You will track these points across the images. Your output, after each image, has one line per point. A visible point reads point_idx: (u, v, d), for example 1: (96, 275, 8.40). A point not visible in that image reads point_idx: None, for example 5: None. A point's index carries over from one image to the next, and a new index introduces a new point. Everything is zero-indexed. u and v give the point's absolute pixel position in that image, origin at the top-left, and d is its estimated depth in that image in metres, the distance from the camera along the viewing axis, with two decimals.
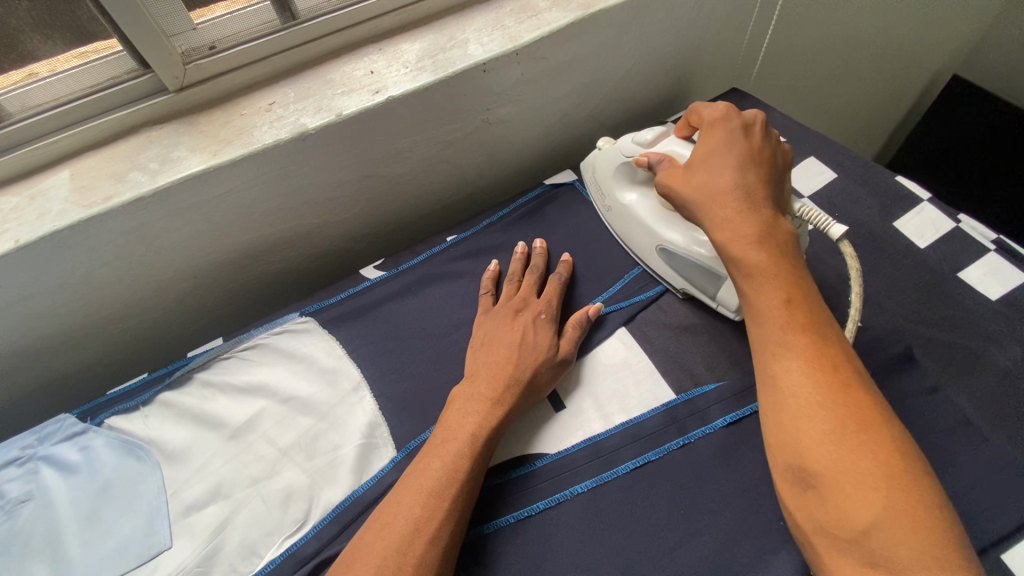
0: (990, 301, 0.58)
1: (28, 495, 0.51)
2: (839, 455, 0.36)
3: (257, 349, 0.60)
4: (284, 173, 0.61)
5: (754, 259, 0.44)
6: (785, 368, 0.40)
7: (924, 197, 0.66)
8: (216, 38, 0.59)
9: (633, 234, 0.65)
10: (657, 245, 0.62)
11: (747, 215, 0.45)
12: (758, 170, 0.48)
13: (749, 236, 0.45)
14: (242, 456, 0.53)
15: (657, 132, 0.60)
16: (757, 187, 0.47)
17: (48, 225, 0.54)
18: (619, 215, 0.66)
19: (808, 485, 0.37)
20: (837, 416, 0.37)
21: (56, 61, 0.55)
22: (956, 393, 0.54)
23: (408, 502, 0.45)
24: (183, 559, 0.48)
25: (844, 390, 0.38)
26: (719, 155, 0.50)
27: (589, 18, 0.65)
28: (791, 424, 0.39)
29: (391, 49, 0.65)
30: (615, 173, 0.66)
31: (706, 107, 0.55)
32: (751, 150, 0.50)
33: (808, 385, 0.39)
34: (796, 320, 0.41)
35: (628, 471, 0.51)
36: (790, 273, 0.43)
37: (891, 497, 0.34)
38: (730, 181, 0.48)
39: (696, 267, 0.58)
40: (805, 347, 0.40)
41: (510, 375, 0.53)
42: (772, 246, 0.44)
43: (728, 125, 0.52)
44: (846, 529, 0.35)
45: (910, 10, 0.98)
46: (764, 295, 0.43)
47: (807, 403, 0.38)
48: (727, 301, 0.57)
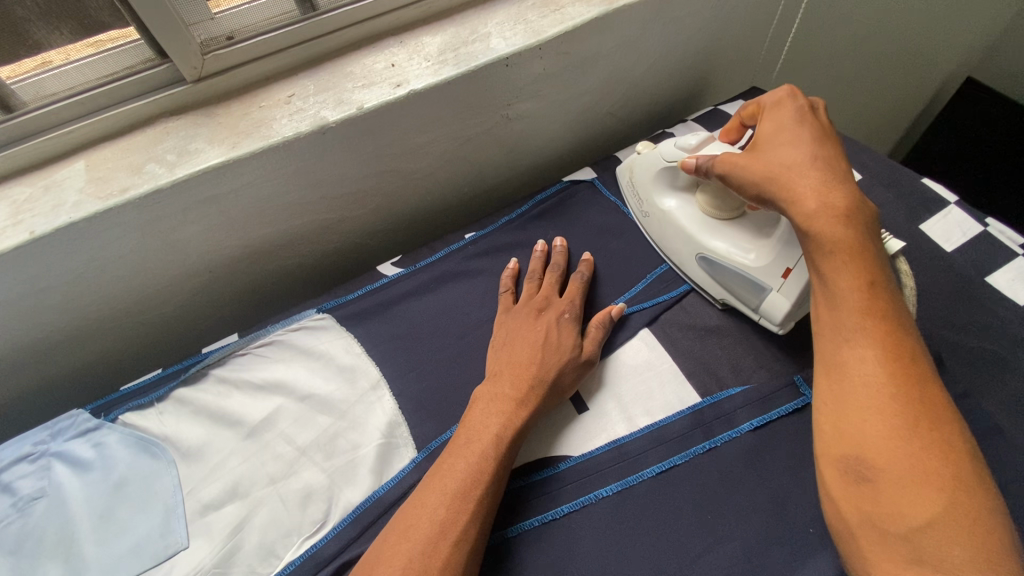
0: (1019, 306, 0.57)
1: (40, 492, 0.50)
2: (904, 451, 0.35)
3: (274, 346, 0.59)
4: (302, 167, 0.60)
5: (838, 236, 0.42)
6: (860, 352, 0.39)
7: (950, 200, 0.66)
8: (234, 29, 0.57)
9: (671, 241, 0.64)
10: (697, 253, 0.61)
11: (834, 191, 0.44)
12: (837, 153, 0.47)
13: (835, 211, 0.43)
14: (260, 454, 0.52)
15: (701, 137, 0.59)
16: (838, 168, 0.46)
17: (64, 217, 0.52)
18: (657, 222, 0.65)
19: (864, 477, 0.37)
20: (910, 409, 0.36)
21: (70, 50, 0.54)
22: (986, 399, 0.53)
23: (432, 503, 0.44)
24: (200, 559, 0.47)
25: (919, 383, 0.37)
26: (796, 133, 0.49)
27: (613, 13, 0.64)
28: (857, 414, 0.38)
29: (412, 42, 0.64)
30: (655, 179, 0.65)
31: (766, 95, 0.54)
32: (828, 134, 0.49)
33: (883, 373, 0.38)
34: (875, 306, 0.40)
35: (654, 475, 0.50)
36: (872, 256, 0.42)
37: (953, 498, 0.34)
38: (811, 157, 0.46)
39: (737, 278, 0.57)
40: (884, 334, 0.39)
41: (533, 375, 0.52)
42: (857, 225, 0.43)
43: (806, 106, 0.51)
44: (898, 525, 0.35)
45: (931, 10, 0.97)
46: (845, 274, 0.41)
47: (880, 391, 0.37)
48: (769, 314, 0.55)
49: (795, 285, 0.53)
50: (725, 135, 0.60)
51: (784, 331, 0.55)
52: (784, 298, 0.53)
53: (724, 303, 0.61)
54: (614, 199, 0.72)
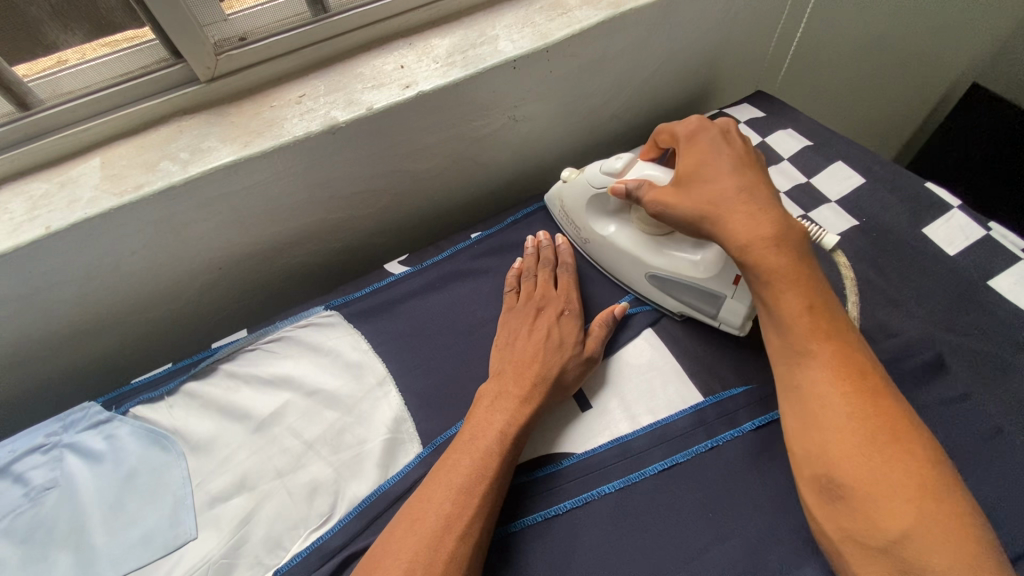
0: (1019, 310, 0.58)
1: (52, 482, 0.51)
2: (869, 466, 0.36)
3: (283, 342, 0.60)
4: (312, 166, 0.61)
5: (774, 265, 0.43)
6: (812, 378, 0.40)
7: (954, 204, 0.66)
8: (247, 30, 0.58)
9: (619, 264, 0.63)
10: (646, 272, 0.60)
11: (762, 220, 0.45)
12: (756, 173, 0.48)
13: (767, 238, 0.44)
14: (268, 448, 0.53)
15: (625, 160, 0.58)
16: (762, 189, 0.47)
17: (79, 212, 0.53)
18: (599, 247, 0.64)
19: (837, 496, 0.37)
20: (867, 428, 0.37)
21: (86, 50, 0.55)
22: (987, 402, 0.53)
23: (438, 497, 0.45)
24: (208, 549, 0.48)
25: (872, 398, 0.38)
26: (714, 160, 0.50)
27: (619, 17, 0.65)
28: (818, 436, 0.39)
29: (421, 44, 0.65)
30: (588, 207, 0.63)
31: (678, 124, 0.56)
32: (741, 154, 0.50)
33: (837, 397, 0.39)
34: (820, 329, 0.41)
35: (656, 472, 0.50)
36: (809, 278, 0.43)
37: (923, 507, 0.34)
38: (733, 185, 0.47)
39: (692, 290, 0.58)
40: (830, 356, 0.40)
41: (537, 372, 0.53)
42: (790, 249, 0.44)
43: (713, 130, 0.52)
44: (876, 539, 0.35)
45: (935, 16, 0.98)
46: (785, 304, 0.43)
47: (835, 414, 0.39)
48: (730, 320, 0.56)
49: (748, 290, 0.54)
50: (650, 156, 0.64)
51: (745, 332, 0.57)
52: (742, 304, 0.55)
53: (682, 313, 0.61)
54: None
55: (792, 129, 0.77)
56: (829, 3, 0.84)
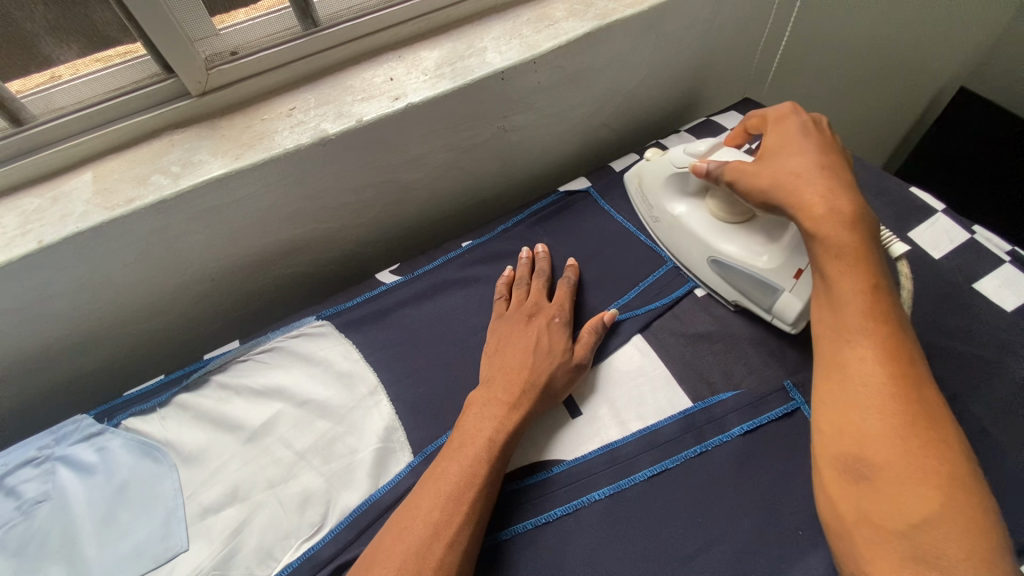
0: (1005, 312, 0.58)
1: (44, 495, 0.51)
2: (903, 449, 0.37)
3: (273, 353, 0.61)
4: (302, 178, 0.62)
5: (841, 240, 0.44)
6: (859, 354, 0.41)
7: (938, 208, 0.67)
8: (237, 45, 0.59)
9: (682, 243, 0.65)
10: (709, 256, 0.62)
11: (839, 197, 0.46)
12: (842, 165, 0.50)
13: (841, 217, 0.45)
14: (259, 458, 0.53)
15: (709, 144, 0.61)
16: (846, 178, 0.48)
17: (70, 226, 0.54)
18: (668, 226, 0.66)
19: (863, 473, 0.38)
20: (907, 410, 0.38)
21: (79, 65, 0.56)
22: (973, 403, 0.54)
23: (426, 505, 0.45)
24: (200, 560, 0.48)
25: (917, 385, 0.39)
26: (801, 143, 0.51)
27: (606, 28, 0.66)
28: (857, 411, 0.39)
29: (410, 56, 0.66)
30: (666, 184, 0.66)
31: (771, 108, 0.57)
32: (831, 145, 0.51)
33: (883, 376, 0.39)
34: (876, 310, 0.42)
35: (646, 478, 0.51)
36: (872, 262, 0.44)
37: (950, 495, 0.35)
38: (818, 166, 0.48)
39: (749, 280, 0.58)
40: (883, 338, 0.41)
41: (525, 380, 0.53)
42: (860, 232, 0.45)
43: (799, 120, 0.53)
44: (898, 521, 0.35)
45: (921, 23, 0.99)
46: (847, 279, 0.43)
47: (879, 392, 0.39)
48: (783, 315, 0.56)
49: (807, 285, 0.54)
50: (731, 141, 0.62)
51: (796, 331, 0.56)
52: (798, 299, 0.54)
53: (736, 304, 0.62)
54: (609, 207, 0.74)
55: None
56: (814, 11, 0.86)
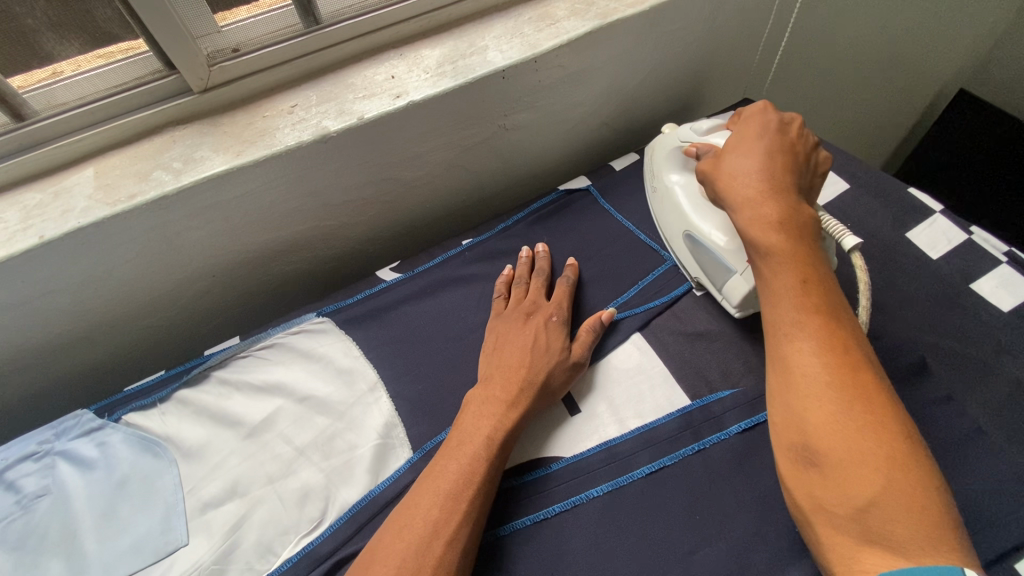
0: (1001, 312, 0.59)
1: (44, 490, 0.51)
2: (842, 435, 0.37)
3: (274, 349, 0.61)
4: (303, 175, 0.62)
5: (772, 241, 0.45)
6: (796, 347, 0.41)
7: (936, 209, 0.67)
8: (240, 42, 0.59)
9: (667, 215, 0.66)
10: (683, 230, 0.63)
11: (767, 201, 0.46)
12: (784, 159, 0.50)
13: (770, 218, 0.46)
14: (259, 454, 0.54)
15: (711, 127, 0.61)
16: (781, 171, 0.48)
17: (72, 222, 0.54)
18: (661, 196, 0.68)
19: (812, 462, 0.38)
20: (844, 396, 0.38)
21: (81, 61, 0.56)
22: (969, 403, 0.54)
23: (425, 504, 0.46)
24: (199, 555, 0.48)
25: (854, 370, 0.39)
26: (745, 144, 0.51)
27: (607, 28, 0.66)
28: (797, 402, 0.40)
29: (412, 54, 0.66)
30: (671, 155, 0.67)
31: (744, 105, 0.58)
32: (778, 138, 0.51)
33: (818, 365, 0.39)
34: (811, 301, 0.42)
35: (644, 475, 0.51)
36: (807, 254, 0.44)
37: (890, 476, 0.35)
38: (753, 168, 0.49)
39: (711, 258, 0.60)
40: (818, 328, 0.41)
41: (523, 378, 0.53)
42: (792, 228, 0.45)
43: (769, 114, 0.53)
44: (846, 506, 0.36)
45: (920, 24, 0.99)
46: (782, 273, 0.44)
47: (815, 381, 0.39)
48: (729, 295, 0.58)
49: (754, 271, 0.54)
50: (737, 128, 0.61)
51: (741, 314, 0.58)
52: (744, 283, 0.55)
53: (700, 282, 0.63)
54: (608, 207, 0.74)
55: None
56: (814, 12, 0.86)
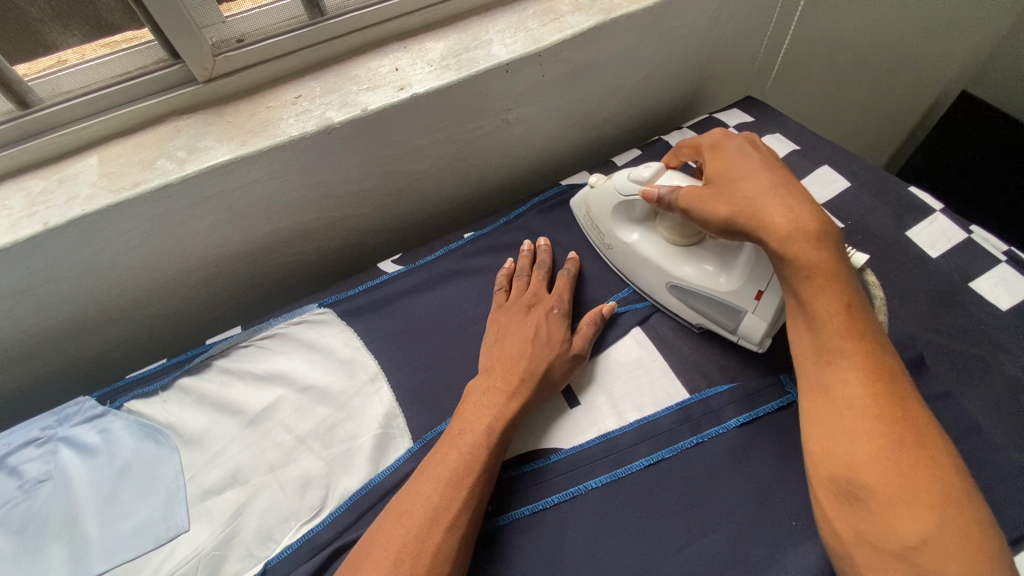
0: (999, 310, 0.59)
1: (46, 475, 0.52)
2: (893, 469, 0.37)
3: (276, 338, 0.61)
4: (306, 166, 0.62)
5: (813, 259, 0.44)
6: (842, 376, 0.42)
7: (936, 208, 0.67)
8: (244, 32, 0.59)
9: (640, 271, 0.63)
10: (667, 282, 0.60)
11: (801, 212, 0.46)
12: (792, 177, 0.49)
13: (809, 232, 0.45)
14: (260, 442, 0.54)
15: (654, 168, 0.58)
16: (798, 188, 0.48)
17: (77, 208, 0.54)
18: (621, 254, 0.65)
19: (856, 497, 0.38)
20: (895, 430, 0.39)
21: (85, 50, 0.56)
22: (966, 400, 0.54)
23: (425, 490, 0.46)
24: (200, 541, 0.49)
25: (900, 401, 0.40)
26: (744, 166, 0.51)
27: (611, 23, 0.66)
28: (844, 435, 0.40)
29: (416, 47, 0.66)
30: (614, 213, 0.64)
31: (703, 136, 0.58)
32: (772, 161, 0.51)
33: (866, 396, 0.40)
34: (853, 327, 0.43)
35: (643, 467, 0.51)
36: (845, 277, 0.45)
37: (943, 514, 0.35)
38: (772, 184, 0.48)
39: (711, 302, 0.58)
40: (862, 356, 0.42)
41: (523, 369, 0.54)
42: (828, 246, 0.45)
43: (738, 139, 0.54)
44: (893, 543, 0.36)
45: (923, 25, 1.00)
46: (822, 297, 0.44)
47: (865, 413, 0.40)
48: (749, 335, 0.56)
49: (769, 307, 0.53)
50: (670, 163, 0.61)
51: (765, 348, 0.56)
52: (761, 320, 0.54)
53: (701, 326, 0.61)
54: None
55: (780, 133, 0.79)
56: (818, 11, 0.86)
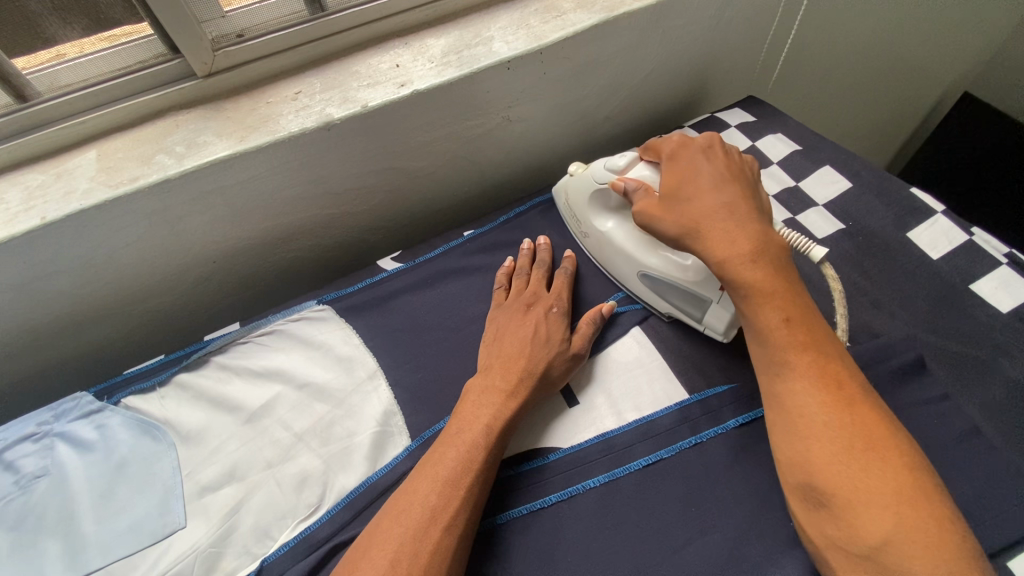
0: (1000, 313, 0.59)
1: (42, 470, 0.52)
2: (847, 475, 0.38)
3: (275, 336, 0.61)
4: (306, 162, 0.62)
5: (750, 279, 0.45)
6: (791, 387, 0.42)
7: (938, 209, 0.67)
8: (245, 27, 0.59)
9: (613, 259, 0.64)
10: (638, 271, 0.61)
11: (738, 233, 0.46)
12: (737, 190, 0.49)
13: (743, 252, 0.45)
14: (258, 439, 0.54)
15: (630, 157, 0.58)
16: (741, 204, 0.48)
17: (75, 203, 0.54)
18: (596, 242, 0.65)
19: (820, 502, 0.39)
20: (845, 435, 0.39)
21: (85, 44, 0.56)
22: (965, 402, 0.54)
23: (424, 489, 0.46)
24: (197, 538, 0.49)
25: (849, 406, 0.40)
26: (692, 182, 0.51)
27: (613, 21, 0.66)
28: (800, 444, 0.40)
29: (417, 43, 0.66)
30: (590, 201, 0.64)
31: (662, 142, 0.57)
32: (722, 172, 0.51)
33: (816, 405, 0.41)
34: (798, 339, 0.43)
35: (641, 467, 0.51)
36: (788, 290, 0.44)
37: (899, 512, 0.36)
38: (714, 203, 0.48)
39: (680, 293, 0.58)
40: (807, 367, 0.42)
41: (523, 367, 0.54)
42: (766, 261, 0.45)
43: (693, 149, 0.53)
44: (858, 546, 0.37)
45: (927, 26, 0.99)
46: (764, 314, 0.44)
47: (816, 422, 0.40)
48: (714, 325, 0.57)
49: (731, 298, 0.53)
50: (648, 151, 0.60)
51: (729, 339, 0.57)
52: (725, 310, 0.55)
53: (671, 316, 0.61)
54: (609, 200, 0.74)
55: (782, 132, 0.78)
56: (822, 10, 0.86)
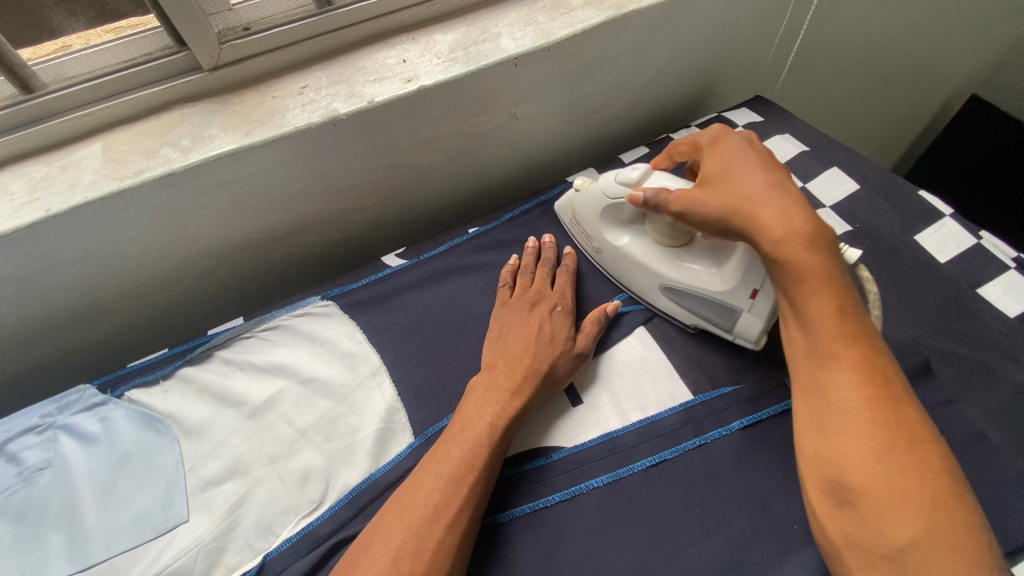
0: (1008, 318, 0.59)
1: (46, 462, 0.52)
2: (884, 473, 0.37)
3: (278, 331, 0.61)
4: (310, 157, 0.62)
5: (807, 263, 0.43)
6: (835, 379, 0.41)
7: (945, 212, 0.67)
8: (251, 20, 0.59)
9: (631, 272, 0.62)
10: (659, 283, 0.60)
11: (794, 215, 0.45)
12: (784, 178, 0.49)
13: (798, 236, 0.44)
14: (261, 434, 0.54)
15: (641, 169, 0.57)
16: (792, 191, 0.47)
17: (79, 196, 0.54)
18: (612, 257, 0.64)
19: (847, 500, 0.38)
20: (887, 433, 0.38)
21: (91, 35, 0.55)
22: (971, 407, 0.54)
23: (427, 487, 0.46)
24: (200, 531, 0.49)
25: (895, 404, 0.39)
26: (739, 165, 0.50)
27: (622, 18, 0.65)
28: (836, 437, 0.40)
29: (424, 38, 0.65)
30: (601, 217, 0.63)
31: (701, 133, 0.58)
32: (767, 160, 0.51)
33: (859, 399, 0.40)
34: (847, 331, 0.42)
35: (645, 467, 0.51)
36: (839, 281, 0.43)
37: (930, 516, 0.35)
38: (767, 186, 0.48)
39: (706, 304, 0.57)
40: (854, 360, 0.41)
41: (527, 367, 0.53)
42: (820, 247, 0.44)
43: (736, 136, 0.54)
44: (881, 545, 0.36)
45: (936, 27, 0.99)
46: (816, 301, 0.43)
47: (855, 415, 0.39)
48: (746, 334, 0.56)
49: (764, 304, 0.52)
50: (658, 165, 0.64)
51: (761, 346, 0.56)
52: (757, 318, 0.53)
53: (697, 326, 0.60)
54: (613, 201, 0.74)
55: (790, 133, 0.78)
56: (831, 10, 0.85)
